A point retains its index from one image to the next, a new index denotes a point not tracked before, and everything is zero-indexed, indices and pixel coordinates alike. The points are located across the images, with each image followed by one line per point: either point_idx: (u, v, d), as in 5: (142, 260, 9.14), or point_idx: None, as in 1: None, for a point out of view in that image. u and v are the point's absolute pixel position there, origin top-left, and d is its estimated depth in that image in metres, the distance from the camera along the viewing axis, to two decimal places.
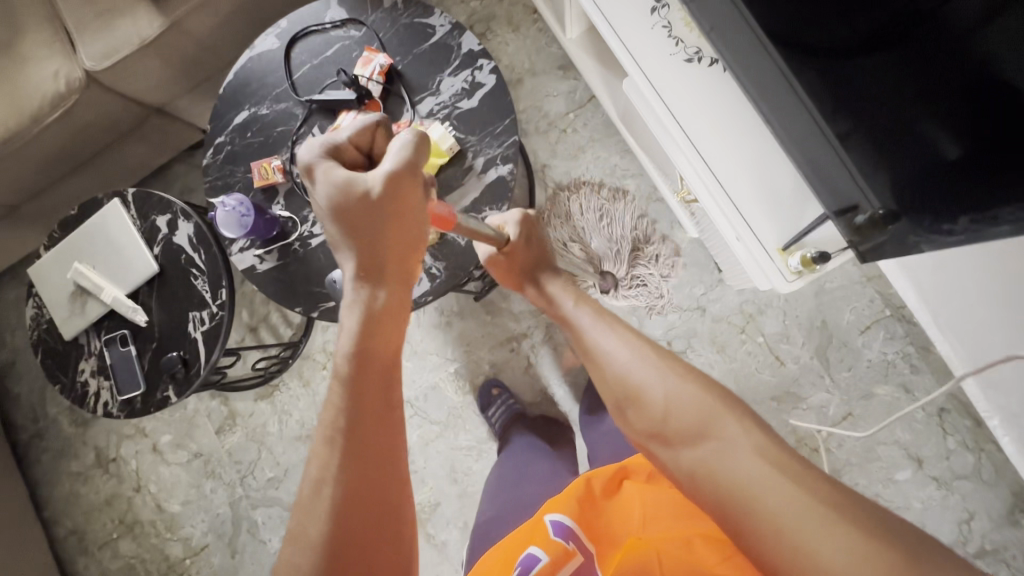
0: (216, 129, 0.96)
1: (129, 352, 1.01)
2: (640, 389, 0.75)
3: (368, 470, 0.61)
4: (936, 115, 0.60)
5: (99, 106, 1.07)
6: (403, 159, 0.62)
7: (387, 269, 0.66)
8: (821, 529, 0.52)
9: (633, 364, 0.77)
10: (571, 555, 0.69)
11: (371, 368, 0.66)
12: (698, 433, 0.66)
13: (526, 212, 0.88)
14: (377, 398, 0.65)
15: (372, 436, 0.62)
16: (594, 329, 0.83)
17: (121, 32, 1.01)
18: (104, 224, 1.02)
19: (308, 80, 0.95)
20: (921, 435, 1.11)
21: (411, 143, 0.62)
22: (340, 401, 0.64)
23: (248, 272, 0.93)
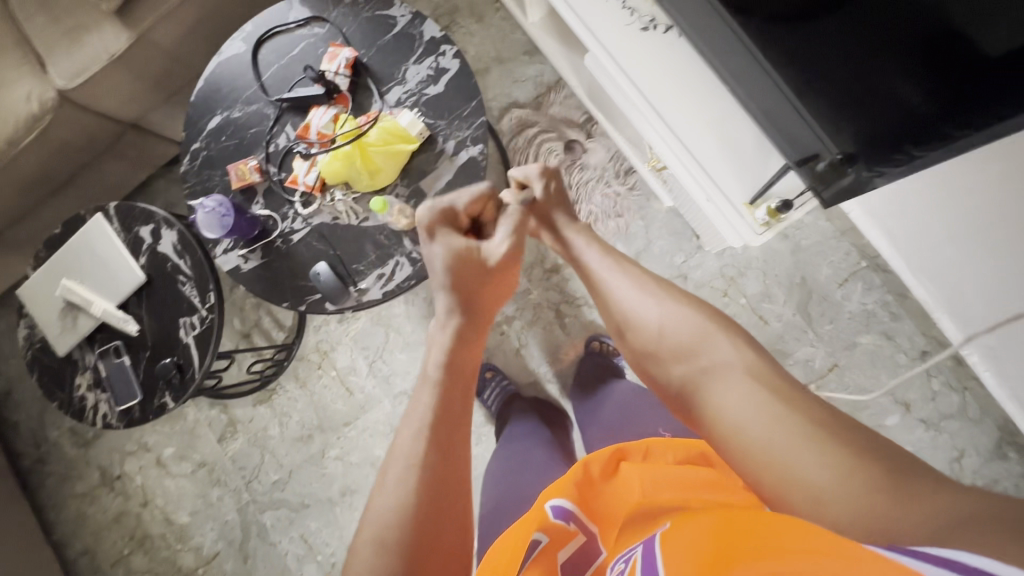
0: (191, 136, 0.98)
1: (123, 362, 1.02)
2: (637, 319, 0.76)
3: (448, 452, 0.65)
4: (899, 67, 0.62)
5: (74, 125, 1.08)
6: (512, 244, 0.82)
7: (478, 304, 0.81)
8: (797, 449, 0.53)
9: (631, 296, 0.77)
10: (572, 535, 0.67)
11: (457, 376, 0.73)
12: (690, 352, 0.70)
13: (546, 165, 0.88)
14: (462, 401, 0.71)
15: (451, 428, 0.68)
16: (597, 262, 0.83)
17: (89, 49, 1.03)
18: (88, 239, 1.03)
19: (277, 80, 0.96)
20: (905, 379, 1.13)
21: (513, 231, 0.83)
22: (435, 401, 0.70)
23: (234, 273, 0.95)
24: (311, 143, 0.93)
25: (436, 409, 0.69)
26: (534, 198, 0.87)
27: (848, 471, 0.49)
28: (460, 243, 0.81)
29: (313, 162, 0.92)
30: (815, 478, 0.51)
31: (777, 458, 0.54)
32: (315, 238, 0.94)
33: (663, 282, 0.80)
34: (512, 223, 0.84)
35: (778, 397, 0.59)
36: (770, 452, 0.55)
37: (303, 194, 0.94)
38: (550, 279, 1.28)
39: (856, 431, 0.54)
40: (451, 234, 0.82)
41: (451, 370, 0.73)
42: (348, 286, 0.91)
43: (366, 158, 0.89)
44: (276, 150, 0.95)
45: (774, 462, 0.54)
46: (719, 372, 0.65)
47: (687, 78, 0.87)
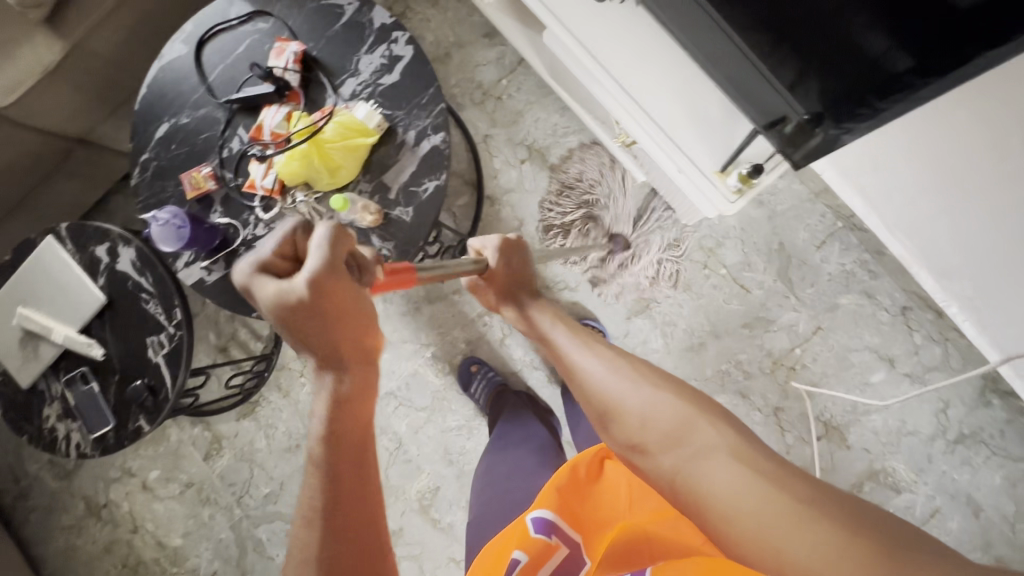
0: (139, 146, 0.93)
1: (91, 388, 0.98)
2: (618, 403, 0.71)
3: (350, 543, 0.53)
4: (871, 21, 0.61)
5: (17, 145, 1.03)
6: (321, 260, 0.53)
7: (343, 348, 0.58)
8: (793, 532, 0.51)
9: (608, 378, 0.74)
10: (555, 548, 0.65)
11: (349, 444, 0.57)
12: (674, 433, 0.65)
13: (505, 236, 0.87)
14: (355, 479, 0.56)
15: (350, 516, 0.54)
16: (577, 350, 0.79)
17: (21, 62, 0.97)
18: (42, 263, 0.99)
19: (224, 81, 0.92)
20: (888, 336, 1.14)
21: (328, 238, 0.53)
22: (319, 483, 0.55)
23: (198, 286, 0.92)
24: (266, 144, 0.88)
25: (325, 499, 0.54)
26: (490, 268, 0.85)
27: (843, 554, 0.48)
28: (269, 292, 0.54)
29: (270, 163, 0.88)
30: (804, 558, 0.49)
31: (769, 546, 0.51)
32: None
33: (635, 361, 0.76)
34: (319, 229, 0.54)
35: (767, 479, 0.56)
36: (768, 538, 0.52)
37: (262, 198, 0.90)
38: None
39: (841, 502, 0.53)
40: (265, 288, 0.54)
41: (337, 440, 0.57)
42: None
43: (324, 156, 0.85)
44: (230, 155, 0.91)
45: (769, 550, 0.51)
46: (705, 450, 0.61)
47: (649, 59, 0.83)
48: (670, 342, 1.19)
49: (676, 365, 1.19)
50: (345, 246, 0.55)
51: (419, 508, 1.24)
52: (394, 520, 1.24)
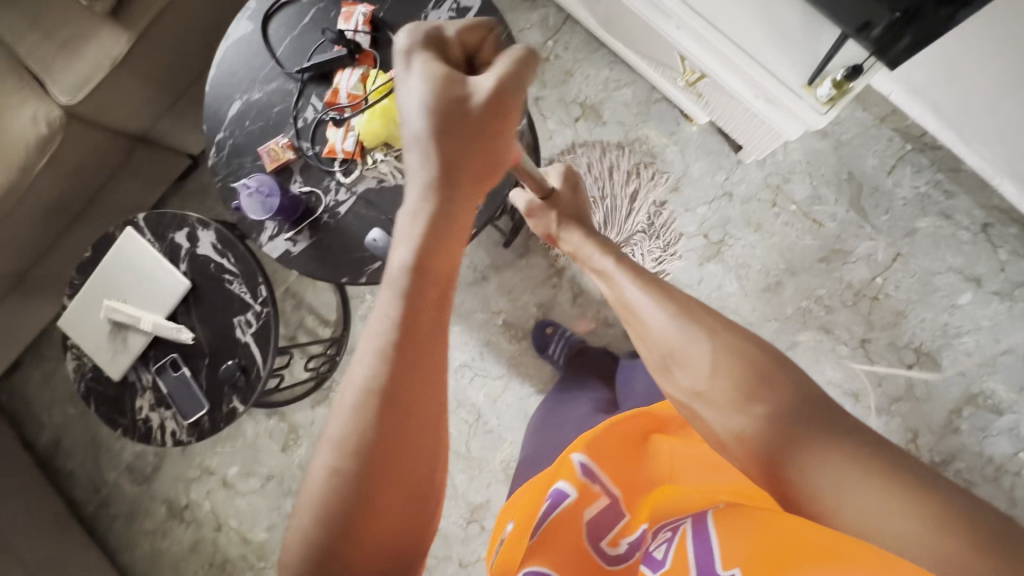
0: (213, 127, 0.94)
1: (182, 373, 0.98)
2: (683, 350, 0.59)
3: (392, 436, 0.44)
4: None
5: (85, 142, 1.05)
6: (508, 76, 0.51)
7: (461, 167, 0.50)
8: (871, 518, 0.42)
9: (676, 321, 0.61)
10: (592, 496, 0.61)
11: (420, 331, 0.45)
12: (756, 384, 0.53)
13: (568, 166, 0.93)
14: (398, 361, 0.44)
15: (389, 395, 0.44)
16: (643, 304, 0.66)
17: (89, 57, 0.98)
18: (123, 254, 0.99)
19: (293, 53, 0.93)
20: (973, 254, 1.11)
21: (518, 58, 0.52)
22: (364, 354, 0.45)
23: (284, 258, 0.92)
24: (342, 108, 0.89)
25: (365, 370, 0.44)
26: (556, 194, 0.88)
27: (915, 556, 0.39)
28: (438, 69, 0.50)
29: (348, 127, 0.88)
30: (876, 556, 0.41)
31: (830, 492, 0.44)
32: (362, 206, 0.90)
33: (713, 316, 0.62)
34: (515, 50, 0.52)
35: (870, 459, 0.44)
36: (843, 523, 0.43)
37: (342, 162, 0.90)
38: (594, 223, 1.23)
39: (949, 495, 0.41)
40: (428, 61, 0.51)
41: (404, 322, 0.45)
42: None
43: None
44: (306, 125, 0.91)
45: (830, 506, 0.44)
46: (793, 406, 0.51)
47: None
48: (746, 284, 1.17)
49: (755, 307, 1.17)
50: (524, 94, 0.53)
51: (505, 478, 1.22)
52: (481, 492, 1.23)
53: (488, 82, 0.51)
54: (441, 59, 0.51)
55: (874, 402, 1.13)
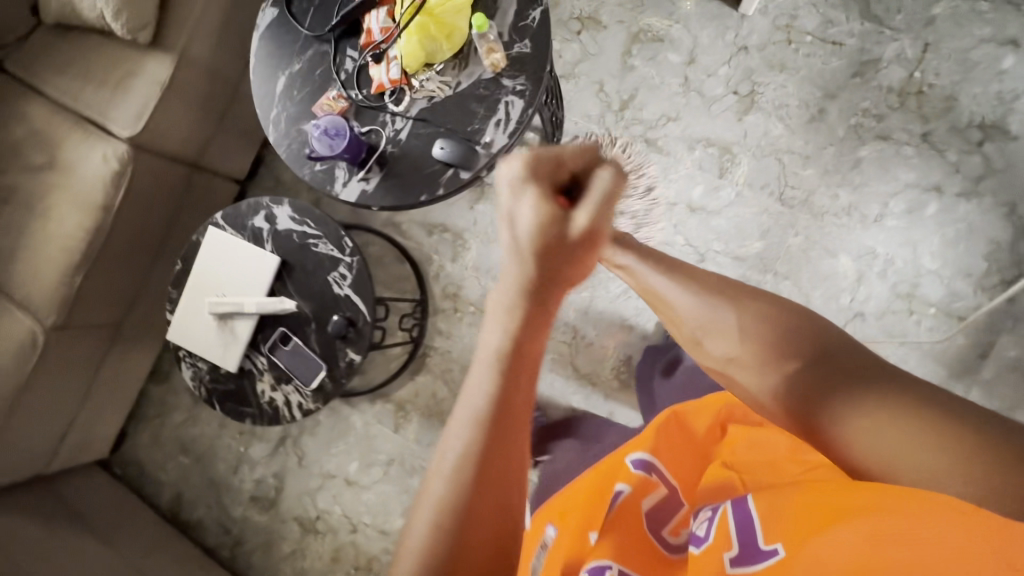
0: (267, 106, 1.00)
1: (294, 343, 1.01)
2: (713, 329, 0.65)
3: (501, 492, 0.48)
4: None
5: (151, 173, 1.12)
6: (600, 202, 0.56)
7: (565, 279, 0.57)
8: (919, 455, 0.46)
9: (704, 311, 0.66)
10: (654, 488, 0.63)
11: (512, 406, 0.49)
12: (790, 352, 0.59)
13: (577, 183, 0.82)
14: (501, 432, 0.48)
15: (493, 473, 0.47)
16: (665, 287, 0.71)
17: (141, 90, 1.07)
18: (213, 253, 1.04)
19: (318, 20, 1.00)
20: (999, 21, 1.12)
21: (613, 184, 0.57)
22: (477, 423, 0.48)
23: (362, 198, 0.96)
24: (378, 45, 0.95)
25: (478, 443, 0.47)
26: None
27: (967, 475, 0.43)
28: (542, 208, 0.55)
29: (389, 58, 0.95)
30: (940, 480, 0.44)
31: (851, 440, 0.51)
32: (421, 126, 0.95)
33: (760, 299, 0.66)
34: (606, 178, 0.57)
35: (924, 428, 0.47)
36: (896, 465, 0.47)
37: (391, 94, 0.96)
38: (627, 116, 1.26)
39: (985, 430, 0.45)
40: (535, 205, 0.56)
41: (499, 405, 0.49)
42: (474, 148, 0.92)
43: (438, 21, 0.92)
44: (349, 75, 0.98)
45: (857, 453, 0.50)
46: (819, 358, 0.57)
47: None
48: (791, 123, 1.19)
49: (807, 140, 1.18)
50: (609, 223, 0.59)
51: (620, 382, 1.22)
52: (602, 406, 1.23)
53: (584, 220, 0.56)
54: (547, 198, 0.56)
55: (958, 189, 1.11)
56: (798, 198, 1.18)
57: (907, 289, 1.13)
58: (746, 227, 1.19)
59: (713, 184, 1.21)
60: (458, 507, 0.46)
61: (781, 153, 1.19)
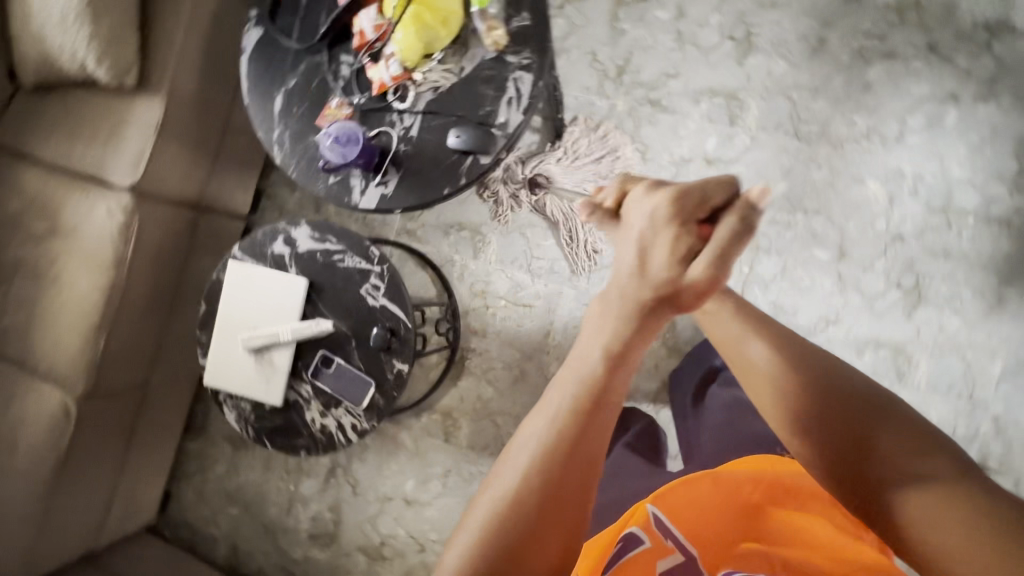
0: (268, 128, 0.97)
1: (337, 364, 0.97)
2: (756, 373, 0.66)
3: (547, 532, 0.48)
4: None
5: (157, 219, 1.09)
6: (716, 258, 0.47)
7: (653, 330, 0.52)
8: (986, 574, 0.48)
9: (784, 361, 0.65)
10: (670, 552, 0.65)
11: (580, 468, 0.49)
12: (840, 415, 0.59)
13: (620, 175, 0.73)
14: (576, 486, 0.49)
15: (550, 515, 0.48)
16: (738, 334, 0.68)
17: (134, 136, 1.04)
18: (236, 288, 1.01)
19: (306, 31, 0.97)
20: None
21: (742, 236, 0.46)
22: (535, 464, 0.48)
23: (383, 203, 0.92)
24: (373, 45, 0.93)
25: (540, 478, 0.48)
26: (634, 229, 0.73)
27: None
28: (658, 245, 0.49)
29: (387, 56, 0.92)
30: None
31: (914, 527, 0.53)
32: (431, 119, 0.92)
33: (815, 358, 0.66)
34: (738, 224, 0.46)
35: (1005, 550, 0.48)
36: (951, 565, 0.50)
37: (395, 92, 0.93)
38: (625, 81, 1.24)
39: None
40: (658, 243, 0.49)
41: (558, 450, 0.48)
42: (489, 130, 0.89)
43: (432, 9, 0.89)
44: (348, 81, 0.95)
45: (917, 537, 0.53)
46: (871, 424, 0.58)
47: None
48: (792, 58, 1.17)
49: (812, 72, 1.16)
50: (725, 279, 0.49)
51: (668, 349, 1.19)
52: (654, 377, 1.20)
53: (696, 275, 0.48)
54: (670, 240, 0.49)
55: (973, 93, 1.10)
56: (815, 132, 1.16)
57: (942, 203, 1.11)
58: (767, 170, 1.17)
59: (726, 133, 1.19)
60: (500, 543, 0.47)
61: (789, 90, 1.17)
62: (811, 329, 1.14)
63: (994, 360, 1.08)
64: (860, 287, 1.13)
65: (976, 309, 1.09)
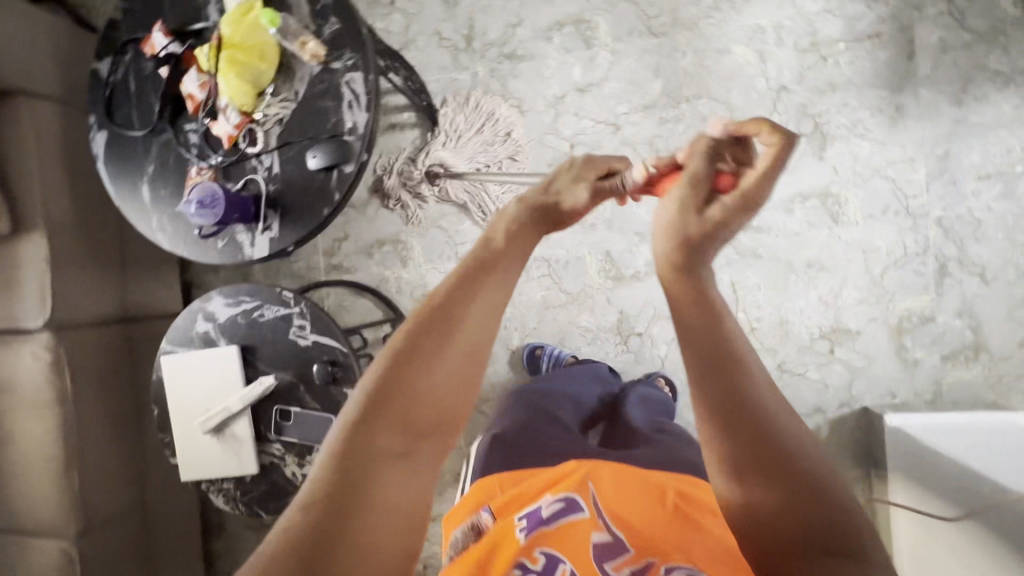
0: (145, 219, 0.98)
1: (295, 413, 0.97)
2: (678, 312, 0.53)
3: (407, 430, 0.52)
4: None
5: (85, 345, 1.10)
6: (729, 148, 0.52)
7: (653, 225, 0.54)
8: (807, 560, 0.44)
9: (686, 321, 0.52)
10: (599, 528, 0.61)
11: (418, 361, 0.54)
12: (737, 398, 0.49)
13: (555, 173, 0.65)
14: (432, 393, 0.54)
15: (411, 412, 0.53)
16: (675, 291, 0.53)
17: (30, 277, 1.05)
18: (177, 378, 1.02)
19: (145, 115, 0.98)
20: None
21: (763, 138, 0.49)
22: (392, 359, 0.54)
23: (274, 247, 0.93)
24: (207, 103, 0.94)
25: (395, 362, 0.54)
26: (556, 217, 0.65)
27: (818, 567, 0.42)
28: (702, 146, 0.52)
29: (223, 109, 0.93)
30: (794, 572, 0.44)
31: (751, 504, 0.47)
32: (287, 150, 0.92)
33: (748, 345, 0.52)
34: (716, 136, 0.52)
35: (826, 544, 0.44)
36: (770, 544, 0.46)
37: (245, 138, 0.93)
38: (477, 46, 1.24)
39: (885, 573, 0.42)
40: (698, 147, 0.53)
41: (408, 352, 0.54)
42: (343, 140, 0.90)
43: (243, 48, 0.90)
44: (200, 146, 0.95)
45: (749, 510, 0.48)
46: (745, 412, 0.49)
47: None
48: None
49: None
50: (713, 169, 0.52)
51: (613, 280, 1.18)
52: (611, 310, 1.19)
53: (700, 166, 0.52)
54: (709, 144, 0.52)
55: None
56: (667, 23, 1.15)
57: (809, 40, 1.10)
58: (638, 75, 1.17)
59: (587, 57, 1.18)
60: (353, 430, 0.51)
61: None
62: None
63: (915, 168, 1.07)
64: None
65: (879, 126, 1.08)
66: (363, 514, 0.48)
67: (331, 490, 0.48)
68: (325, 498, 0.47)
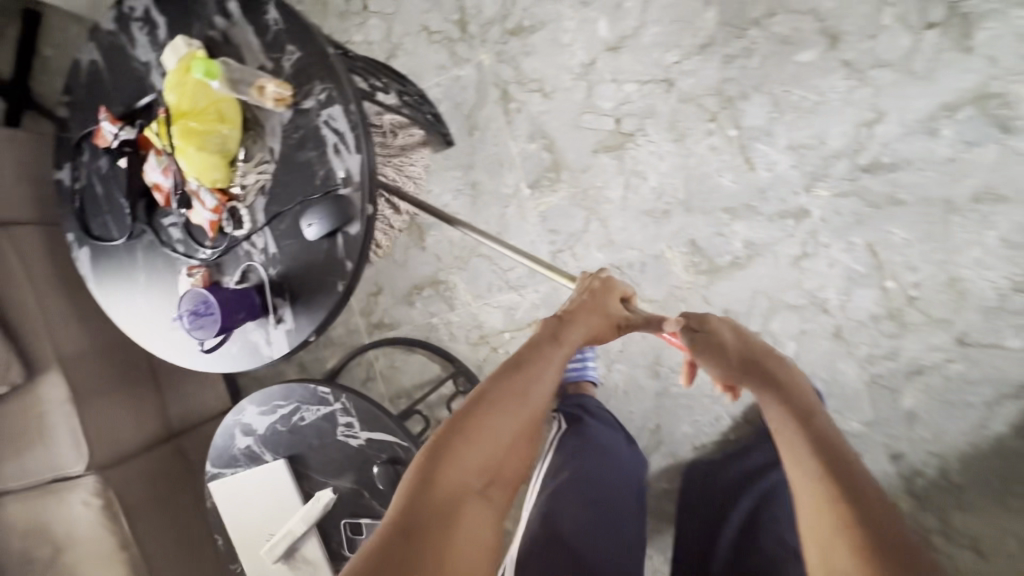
0: (142, 338, 0.82)
1: (366, 525, 0.82)
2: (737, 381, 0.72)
3: (494, 455, 0.60)
4: None
5: (132, 478, 0.99)
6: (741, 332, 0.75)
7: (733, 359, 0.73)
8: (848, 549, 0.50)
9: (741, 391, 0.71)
10: None
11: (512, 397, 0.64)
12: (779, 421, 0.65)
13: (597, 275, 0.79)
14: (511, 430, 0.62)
15: (496, 440, 0.61)
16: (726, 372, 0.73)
17: (54, 420, 0.94)
18: (229, 505, 0.88)
19: (119, 219, 0.83)
20: None
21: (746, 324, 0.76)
22: (486, 391, 0.64)
23: (290, 342, 0.75)
24: (177, 189, 0.78)
25: (486, 394, 0.64)
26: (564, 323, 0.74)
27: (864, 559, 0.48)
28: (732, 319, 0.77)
29: (195, 192, 0.76)
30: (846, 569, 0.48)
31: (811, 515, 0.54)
32: (279, 222, 0.75)
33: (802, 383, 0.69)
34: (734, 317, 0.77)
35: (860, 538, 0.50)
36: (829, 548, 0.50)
37: (230, 220, 0.77)
38: (473, 31, 1.02)
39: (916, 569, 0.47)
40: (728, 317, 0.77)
41: (497, 386, 0.65)
42: (338, 194, 0.71)
43: (195, 113, 0.73)
44: (184, 241, 0.80)
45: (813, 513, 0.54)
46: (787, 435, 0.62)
47: None
48: None
49: None
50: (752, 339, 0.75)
51: (707, 273, 0.93)
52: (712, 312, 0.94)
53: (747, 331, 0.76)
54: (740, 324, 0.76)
55: None
56: None
57: None
58: (684, 9, 0.90)
59: (611, 5, 0.93)
60: (445, 447, 0.59)
61: None
62: (854, 148, 0.85)
63: None
64: (881, 58, 0.83)
65: None
66: (450, 537, 0.52)
67: (421, 513, 0.54)
68: (411, 524, 0.52)
